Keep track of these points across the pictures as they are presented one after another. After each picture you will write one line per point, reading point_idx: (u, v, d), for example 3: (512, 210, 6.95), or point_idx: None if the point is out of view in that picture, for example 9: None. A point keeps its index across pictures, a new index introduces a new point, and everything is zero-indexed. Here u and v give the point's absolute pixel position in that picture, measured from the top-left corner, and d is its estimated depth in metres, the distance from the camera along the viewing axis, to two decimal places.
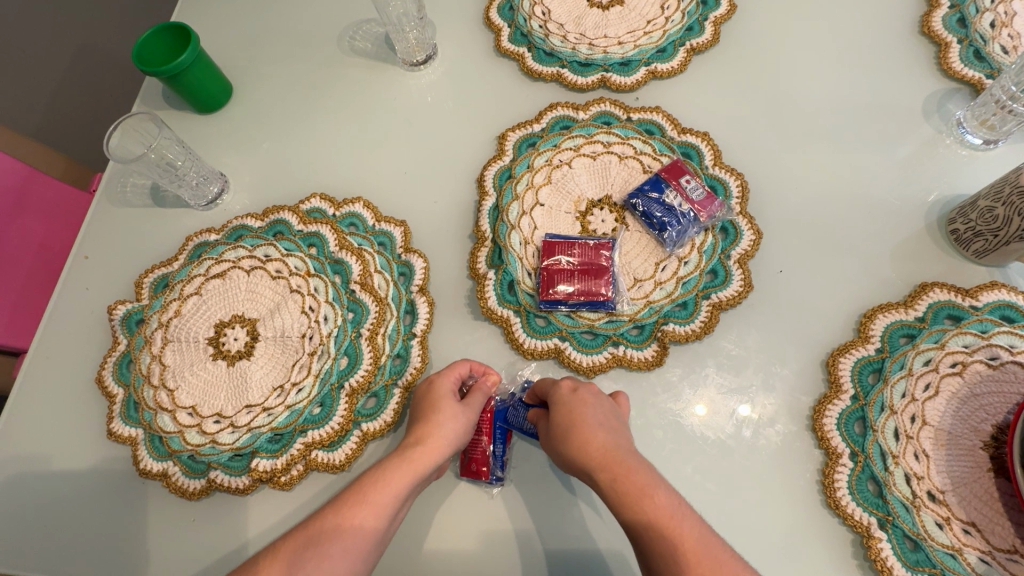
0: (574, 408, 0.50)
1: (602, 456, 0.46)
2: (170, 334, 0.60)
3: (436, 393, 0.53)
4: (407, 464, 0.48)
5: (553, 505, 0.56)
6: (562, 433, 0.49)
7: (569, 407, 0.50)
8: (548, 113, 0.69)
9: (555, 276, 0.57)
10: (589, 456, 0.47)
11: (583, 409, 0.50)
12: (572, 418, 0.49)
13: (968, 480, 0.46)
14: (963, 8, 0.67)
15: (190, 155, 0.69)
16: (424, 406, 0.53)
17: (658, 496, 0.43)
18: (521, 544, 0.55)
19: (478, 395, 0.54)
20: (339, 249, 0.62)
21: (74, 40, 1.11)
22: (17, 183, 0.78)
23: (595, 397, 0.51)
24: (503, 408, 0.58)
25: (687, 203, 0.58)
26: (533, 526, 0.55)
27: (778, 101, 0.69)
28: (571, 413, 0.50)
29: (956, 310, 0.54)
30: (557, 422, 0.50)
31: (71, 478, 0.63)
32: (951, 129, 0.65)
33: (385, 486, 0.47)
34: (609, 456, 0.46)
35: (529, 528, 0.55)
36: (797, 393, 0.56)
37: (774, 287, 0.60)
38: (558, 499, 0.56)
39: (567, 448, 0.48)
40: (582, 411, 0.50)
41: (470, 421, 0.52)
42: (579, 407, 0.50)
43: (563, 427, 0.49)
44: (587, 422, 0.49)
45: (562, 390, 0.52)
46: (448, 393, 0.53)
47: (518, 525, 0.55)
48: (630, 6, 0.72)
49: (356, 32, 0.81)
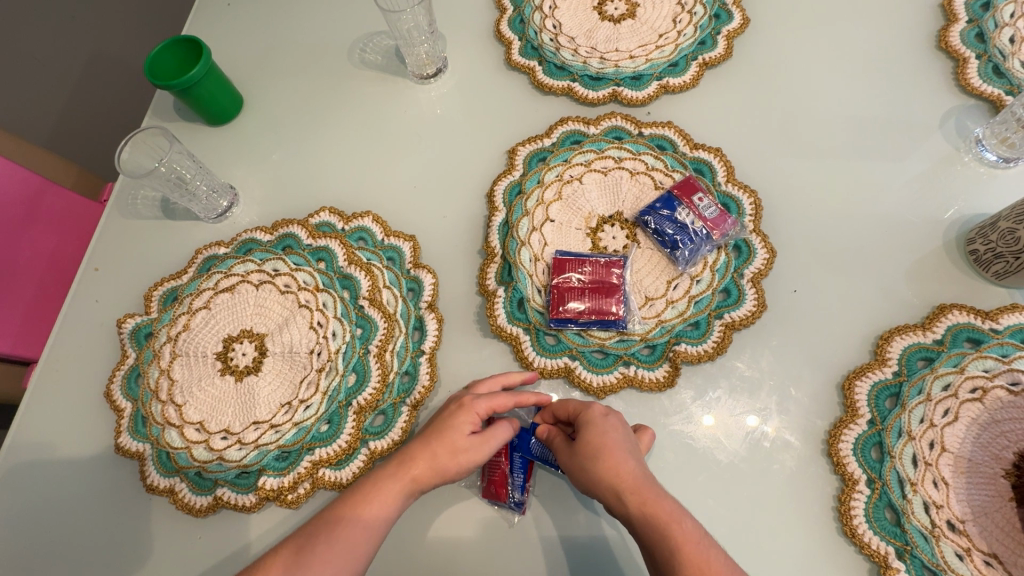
0: (602, 430, 0.49)
1: (631, 481, 0.46)
2: (178, 348, 0.60)
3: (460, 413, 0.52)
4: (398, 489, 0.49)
5: (560, 495, 0.55)
6: (589, 453, 0.48)
7: (598, 428, 0.50)
8: (558, 128, 0.68)
9: (566, 293, 0.57)
10: (615, 483, 0.46)
11: (613, 432, 0.49)
12: (604, 441, 0.48)
13: (989, 509, 0.45)
14: (981, 23, 0.66)
15: (202, 169, 0.70)
16: (438, 422, 0.52)
17: (685, 523, 0.44)
18: (530, 535, 0.54)
19: (504, 428, 0.53)
20: (347, 264, 0.62)
21: (85, 49, 1.12)
22: (29, 193, 0.78)
23: (621, 422, 0.51)
24: (524, 438, 0.55)
25: (700, 221, 0.57)
26: (542, 519, 0.55)
27: (792, 116, 0.68)
28: (601, 436, 0.49)
29: (976, 333, 0.52)
30: (585, 441, 0.49)
31: (76, 493, 0.62)
32: (970, 146, 0.64)
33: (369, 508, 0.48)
34: (638, 482, 0.46)
35: (539, 519, 0.55)
36: (812, 417, 0.55)
37: (788, 307, 0.59)
38: (565, 490, 0.55)
39: (593, 472, 0.47)
40: (613, 434, 0.49)
41: (483, 446, 0.51)
42: (608, 428, 0.49)
43: (591, 449, 0.48)
44: (617, 447, 0.48)
45: (594, 411, 0.51)
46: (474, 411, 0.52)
47: (529, 518, 0.55)
48: (641, 19, 0.72)
49: (367, 45, 0.81)
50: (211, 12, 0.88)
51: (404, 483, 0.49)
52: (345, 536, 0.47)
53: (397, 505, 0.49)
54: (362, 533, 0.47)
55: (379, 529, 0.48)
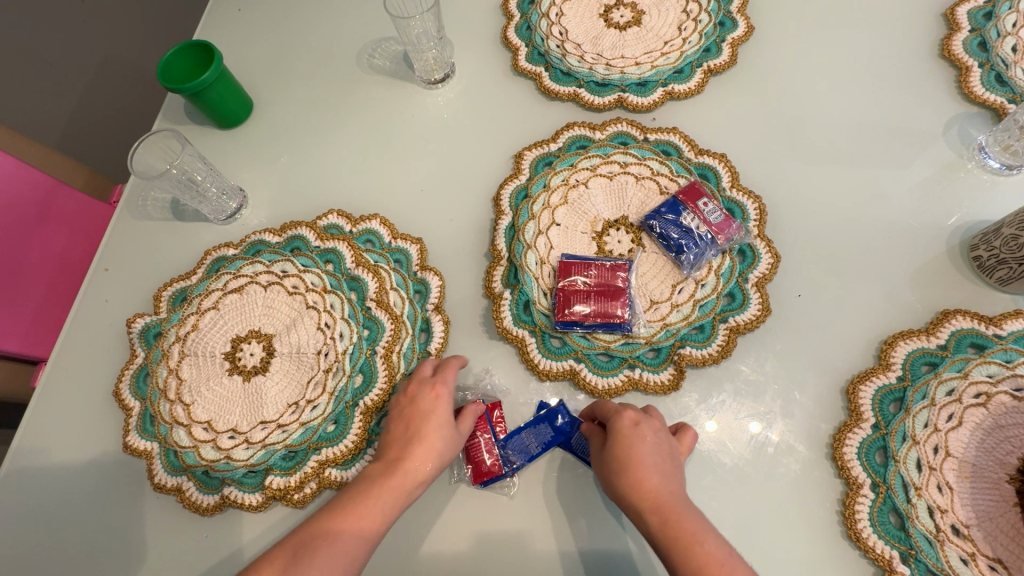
0: (635, 440, 0.49)
1: (655, 499, 0.46)
2: (186, 347, 0.61)
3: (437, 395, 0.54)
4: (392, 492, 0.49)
5: (593, 504, 0.55)
6: (615, 467, 0.48)
7: (630, 440, 0.49)
8: (565, 132, 0.69)
9: (572, 296, 0.57)
10: (647, 501, 0.46)
11: (645, 446, 0.49)
12: (635, 455, 0.48)
13: (993, 515, 0.45)
14: (983, 32, 0.67)
15: (212, 172, 0.71)
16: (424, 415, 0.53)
17: (708, 543, 0.44)
18: (549, 519, 0.55)
19: (470, 417, 0.55)
20: (355, 266, 0.63)
21: (97, 52, 1.13)
22: (40, 194, 0.79)
23: (655, 429, 0.50)
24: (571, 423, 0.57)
25: (705, 226, 0.58)
26: (565, 522, 0.55)
27: (796, 122, 0.69)
28: (632, 448, 0.48)
29: (980, 338, 0.53)
30: (615, 455, 0.49)
31: (83, 491, 0.62)
32: (973, 153, 0.64)
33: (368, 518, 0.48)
34: (663, 499, 0.46)
35: (564, 522, 0.55)
36: (816, 421, 0.55)
37: (792, 311, 0.60)
38: (597, 499, 0.55)
39: (624, 487, 0.47)
40: (647, 448, 0.49)
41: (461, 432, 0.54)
42: (642, 437, 0.49)
43: (625, 463, 0.48)
44: (642, 460, 0.48)
45: (623, 420, 0.50)
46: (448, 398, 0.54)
47: (550, 518, 0.55)
48: (647, 27, 0.73)
49: (376, 50, 0.82)
50: (222, 17, 0.89)
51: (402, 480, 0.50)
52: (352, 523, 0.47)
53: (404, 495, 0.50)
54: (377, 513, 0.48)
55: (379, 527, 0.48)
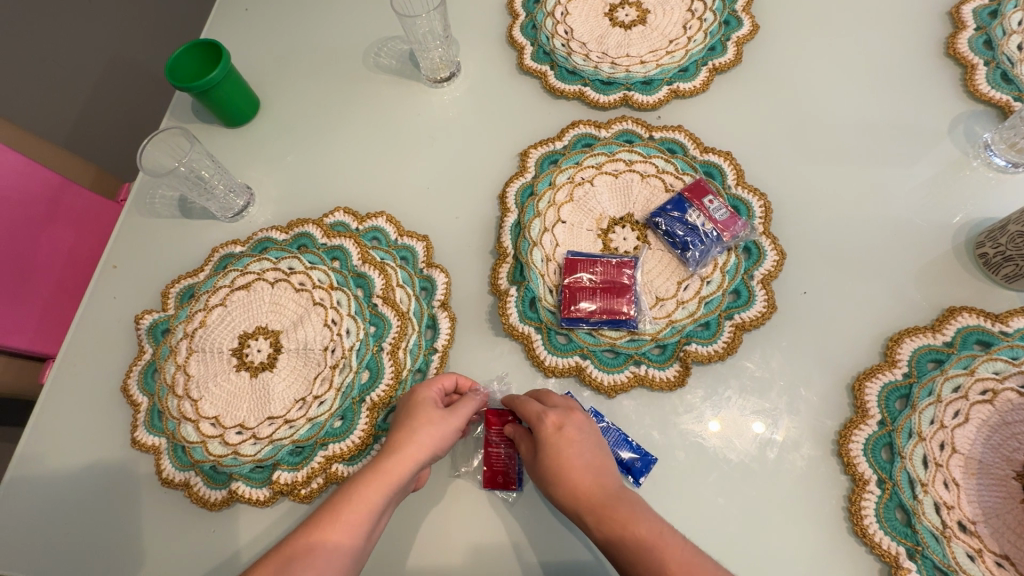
0: (561, 437, 0.49)
1: (591, 495, 0.46)
2: (194, 343, 0.62)
3: (417, 397, 0.53)
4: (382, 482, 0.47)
5: (552, 518, 0.55)
6: (546, 475, 0.48)
7: (554, 438, 0.49)
8: (570, 130, 0.69)
9: (578, 292, 0.58)
10: (582, 497, 0.46)
11: (566, 446, 0.48)
12: (558, 453, 0.48)
13: (1000, 511, 0.45)
14: (989, 30, 0.67)
15: (220, 169, 0.71)
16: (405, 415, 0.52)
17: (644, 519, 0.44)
18: (509, 534, 0.55)
19: (467, 403, 0.54)
20: (362, 263, 0.63)
21: (105, 53, 1.14)
22: (49, 192, 0.80)
23: (573, 422, 0.50)
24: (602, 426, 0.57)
25: (710, 223, 0.58)
26: (517, 527, 0.55)
27: (801, 121, 0.69)
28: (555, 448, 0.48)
29: (986, 335, 0.53)
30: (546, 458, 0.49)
31: (93, 486, 0.63)
32: (978, 151, 0.64)
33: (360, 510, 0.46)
34: (597, 494, 0.46)
35: (524, 537, 0.55)
36: (821, 417, 0.55)
37: (797, 309, 0.60)
38: (548, 511, 0.55)
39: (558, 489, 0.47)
40: (571, 443, 0.48)
41: (448, 427, 0.51)
42: (564, 429, 0.49)
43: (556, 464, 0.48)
44: (572, 463, 0.48)
45: (546, 426, 0.50)
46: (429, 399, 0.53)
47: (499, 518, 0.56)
48: (652, 26, 0.73)
49: (382, 49, 0.82)
50: (229, 16, 0.90)
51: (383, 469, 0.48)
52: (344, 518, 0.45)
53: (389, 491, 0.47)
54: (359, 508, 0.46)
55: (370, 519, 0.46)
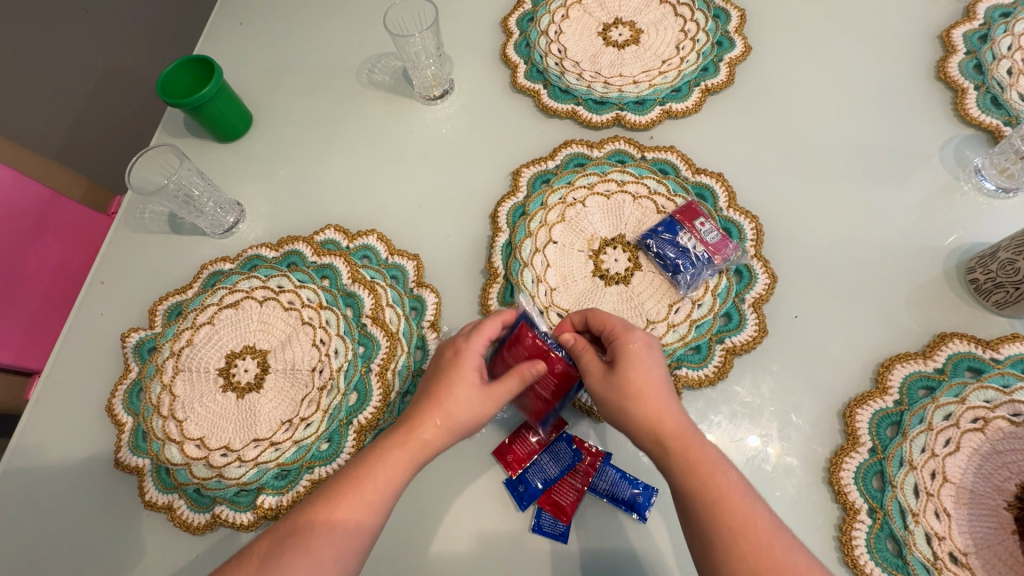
0: (642, 381, 0.47)
1: (674, 436, 0.45)
2: (181, 362, 0.61)
3: (462, 368, 0.51)
4: (406, 451, 0.48)
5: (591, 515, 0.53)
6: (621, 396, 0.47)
7: (644, 390, 0.47)
8: (562, 150, 0.69)
9: (523, 391, 0.54)
10: (656, 428, 0.46)
11: (701, 446, 0.44)
12: (676, 429, 0.45)
13: (991, 542, 0.45)
14: (978, 54, 0.67)
15: (210, 187, 0.71)
16: (444, 379, 0.51)
17: (729, 474, 0.43)
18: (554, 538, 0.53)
19: (513, 379, 0.50)
20: (351, 281, 0.63)
21: (98, 65, 1.14)
22: (37, 206, 0.79)
23: (663, 378, 0.48)
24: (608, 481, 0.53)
25: (702, 246, 0.58)
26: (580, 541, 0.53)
27: (792, 142, 0.69)
28: (660, 417, 0.46)
29: (977, 362, 0.52)
30: (679, 456, 0.44)
31: (70, 509, 0.61)
32: (969, 175, 0.64)
33: (379, 480, 0.46)
34: (681, 431, 0.45)
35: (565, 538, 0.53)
36: (813, 444, 0.54)
37: (789, 332, 0.59)
38: (587, 506, 0.54)
39: (679, 470, 0.44)
40: (680, 418, 0.46)
41: (483, 407, 0.50)
42: (649, 377, 0.48)
43: (701, 471, 0.43)
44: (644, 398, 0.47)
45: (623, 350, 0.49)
46: (474, 369, 0.52)
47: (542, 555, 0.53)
48: (645, 46, 0.74)
49: (375, 66, 0.82)
50: (224, 31, 0.90)
51: (404, 457, 0.47)
52: (360, 500, 0.45)
53: (408, 471, 0.48)
54: (376, 495, 0.46)
55: (383, 502, 0.46)
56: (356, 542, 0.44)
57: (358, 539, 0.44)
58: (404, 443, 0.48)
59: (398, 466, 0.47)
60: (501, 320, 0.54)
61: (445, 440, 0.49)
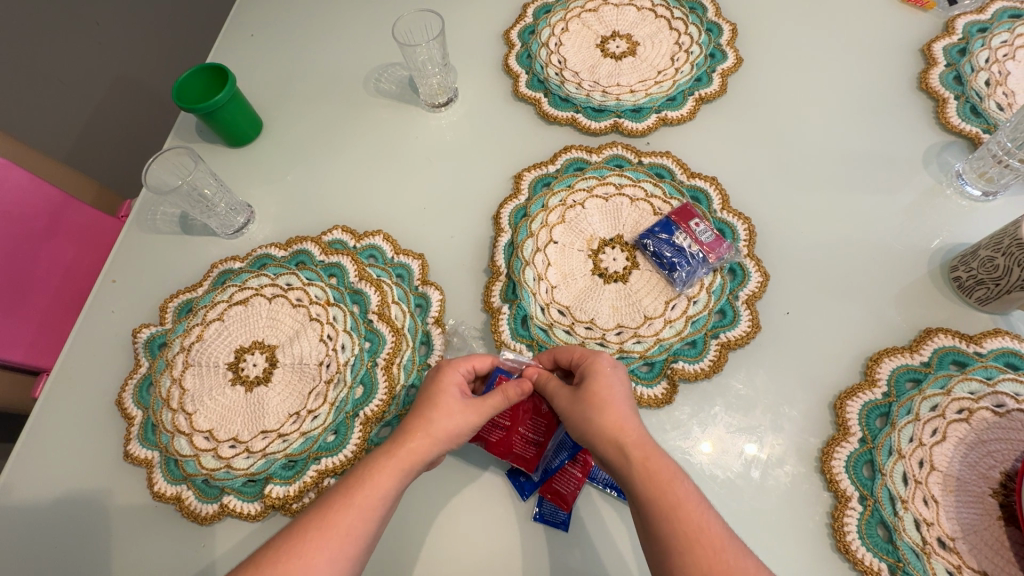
0: (608, 399, 0.48)
1: (638, 445, 0.45)
2: (191, 357, 0.63)
3: (441, 384, 0.53)
4: (401, 459, 0.48)
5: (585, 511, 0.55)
6: (591, 404, 0.48)
7: (607, 403, 0.48)
8: (562, 155, 0.72)
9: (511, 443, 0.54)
10: (617, 434, 0.46)
11: (660, 457, 0.44)
12: (635, 438, 0.46)
13: (978, 527, 0.46)
14: (958, 66, 0.71)
15: (222, 188, 0.73)
16: (431, 399, 0.52)
17: (686, 484, 0.43)
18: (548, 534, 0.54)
19: (497, 393, 0.52)
20: (359, 279, 0.65)
21: (109, 74, 1.18)
22: (50, 208, 0.81)
23: (627, 396, 0.49)
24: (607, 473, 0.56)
25: (697, 245, 0.60)
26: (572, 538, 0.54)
27: (782, 148, 0.72)
28: (620, 427, 0.46)
29: (960, 356, 0.55)
30: (637, 462, 0.44)
31: (85, 499, 0.62)
32: (951, 179, 0.67)
33: (375, 487, 0.46)
34: (642, 440, 0.46)
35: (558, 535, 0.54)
36: (806, 434, 0.56)
37: (781, 328, 0.62)
38: (582, 503, 0.55)
39: (636, 479, 0.43)
40: (641, 431, 0.46)
41: (469, 420, 0.50)
42: (613, 393, 0.49)
43: (658, 479, 0.43)
44: (611, 406, 0.48)
45: (604, 362, 0.52)
46: (454, 385, 0.53)
47: (544, 544, 0.54)
48: (641, 57, 0.77)
49: (382, 75, 0.85)
50: (236, 42, 0.93)
51: (399, 459, 0.48)
52: (354, 505, 0.45)
53: (403, 476, 0.48)
54: (372, 500, 0.45)
55: (378, 510, 0.45)
56: (349, 551, 0.43)
57: (350, 548, 0.43)
58: (393, 451, 0.48)
59: (391, 473, 0.47)
60: (488, 360, 0.56)
61: (430, 449, 0.49)
